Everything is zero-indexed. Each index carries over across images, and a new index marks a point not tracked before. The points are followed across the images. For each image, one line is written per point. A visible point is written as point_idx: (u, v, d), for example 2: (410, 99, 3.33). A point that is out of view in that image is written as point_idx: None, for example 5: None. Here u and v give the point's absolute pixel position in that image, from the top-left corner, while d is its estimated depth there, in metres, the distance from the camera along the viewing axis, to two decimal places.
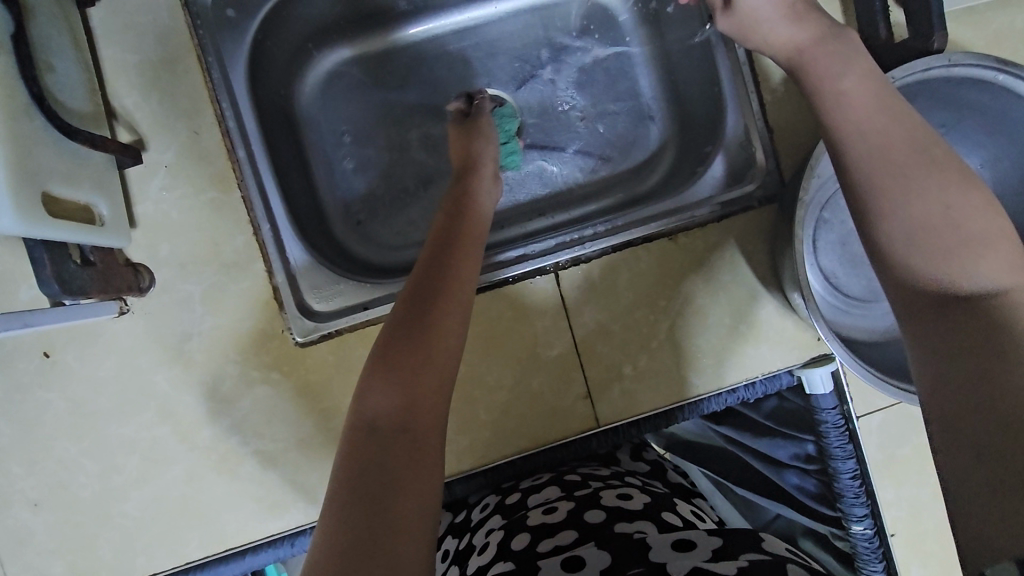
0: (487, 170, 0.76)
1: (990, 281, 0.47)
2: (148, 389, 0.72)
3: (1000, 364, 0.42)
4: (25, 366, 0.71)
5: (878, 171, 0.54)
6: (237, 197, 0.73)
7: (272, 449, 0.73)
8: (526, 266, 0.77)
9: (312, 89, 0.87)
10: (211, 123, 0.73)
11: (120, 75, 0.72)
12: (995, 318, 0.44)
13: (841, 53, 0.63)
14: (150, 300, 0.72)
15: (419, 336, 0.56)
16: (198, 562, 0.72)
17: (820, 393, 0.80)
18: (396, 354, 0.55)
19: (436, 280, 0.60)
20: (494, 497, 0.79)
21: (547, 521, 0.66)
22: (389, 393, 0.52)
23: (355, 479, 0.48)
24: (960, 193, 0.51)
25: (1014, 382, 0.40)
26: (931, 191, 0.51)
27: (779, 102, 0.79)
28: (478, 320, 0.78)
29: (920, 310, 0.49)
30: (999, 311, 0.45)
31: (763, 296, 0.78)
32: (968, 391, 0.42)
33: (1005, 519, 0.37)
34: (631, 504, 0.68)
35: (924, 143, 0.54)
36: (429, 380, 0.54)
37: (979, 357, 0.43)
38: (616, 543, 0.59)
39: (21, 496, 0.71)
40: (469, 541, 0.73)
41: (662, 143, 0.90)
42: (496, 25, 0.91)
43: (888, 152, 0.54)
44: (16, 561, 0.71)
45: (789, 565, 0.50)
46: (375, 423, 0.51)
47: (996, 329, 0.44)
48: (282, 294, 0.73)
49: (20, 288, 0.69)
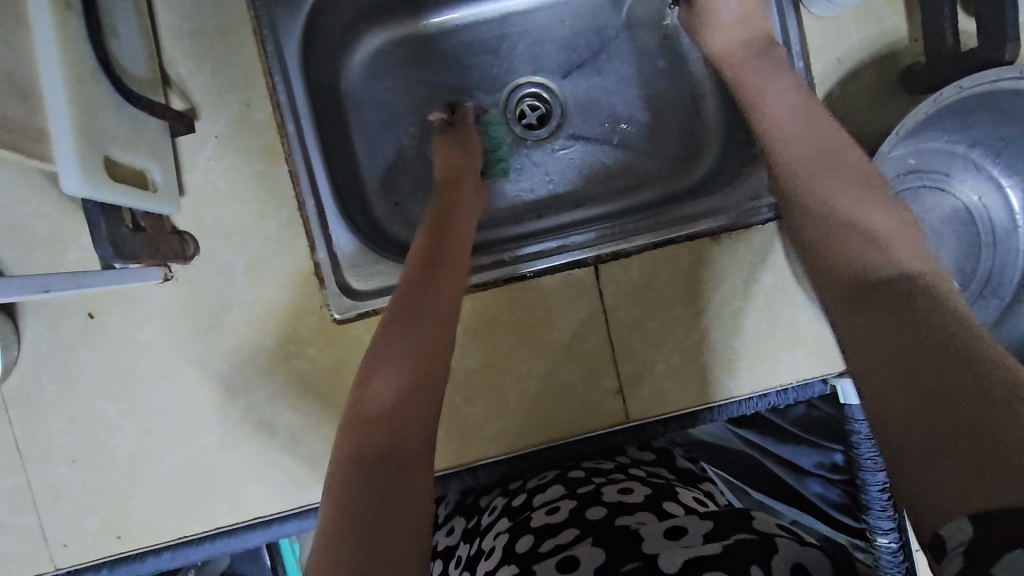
0: (467, 187, 0.77)
1: (901, 266, 0.51)
2: (188, 356, 0.73)
3: (924, 344, 0.44)
4: (70, 326, 0.72)
5: (803, 175, 0.62)
6: (284, 171, 0.73)
7: (304, 423, 0.74)
8: (540, 264, 0.77)
9: (359, 67, 0.86)
10: (262, 96, 0.73)
11: (176, 43, 0.72)
12: (915, 302, 0.47)
13: (774, 78, 0.69)
14: (195, 268, 0.73)
15: (401, 362, 0.58)
16: (226, 527, 0.74)
17: (854, 404, 0.78)
18: (379, 382, 0.57)
19: (414, 302, 0.62)
20: (501, 501, 0.79)
21: (551, 522, 0.67)
22: (374, 421, 0.55)
23: (344, 507, 0.50)
24: (866, 195, 0.58)
25: (935, 350, 0.44)
26: (837, 194, 0.59)
27: (833, 105, 0.78)
28: (496, 312, 0.78)
29: (845, 299, 0.53)
30: (916, 294, 0.48)
31: (803, 302, 0.77)
32: (900, 364, 0.45)
33: (953, 477, 0.39)
34: (632, 498, 0.68)
35: (835, 154, 0.61)
36: (413, 403, 0.56)
37: (909, 339, 0.45)
38: (614, 535, 0.60)
39: (60, 451, 0.72)
40: (479, 546, 0.72)
41: (707, 138, 0.87)
42: (545, 11, 0.89)
43: (805, 161, 0.62)
44: (51, 514, 0.72)
45: (777, 542, 0.50)
46: (360, 450, 0.53)
47: (922, 313, 0.46)
48: (324, 271, 0.73)
49: (69, 248, 0.71)
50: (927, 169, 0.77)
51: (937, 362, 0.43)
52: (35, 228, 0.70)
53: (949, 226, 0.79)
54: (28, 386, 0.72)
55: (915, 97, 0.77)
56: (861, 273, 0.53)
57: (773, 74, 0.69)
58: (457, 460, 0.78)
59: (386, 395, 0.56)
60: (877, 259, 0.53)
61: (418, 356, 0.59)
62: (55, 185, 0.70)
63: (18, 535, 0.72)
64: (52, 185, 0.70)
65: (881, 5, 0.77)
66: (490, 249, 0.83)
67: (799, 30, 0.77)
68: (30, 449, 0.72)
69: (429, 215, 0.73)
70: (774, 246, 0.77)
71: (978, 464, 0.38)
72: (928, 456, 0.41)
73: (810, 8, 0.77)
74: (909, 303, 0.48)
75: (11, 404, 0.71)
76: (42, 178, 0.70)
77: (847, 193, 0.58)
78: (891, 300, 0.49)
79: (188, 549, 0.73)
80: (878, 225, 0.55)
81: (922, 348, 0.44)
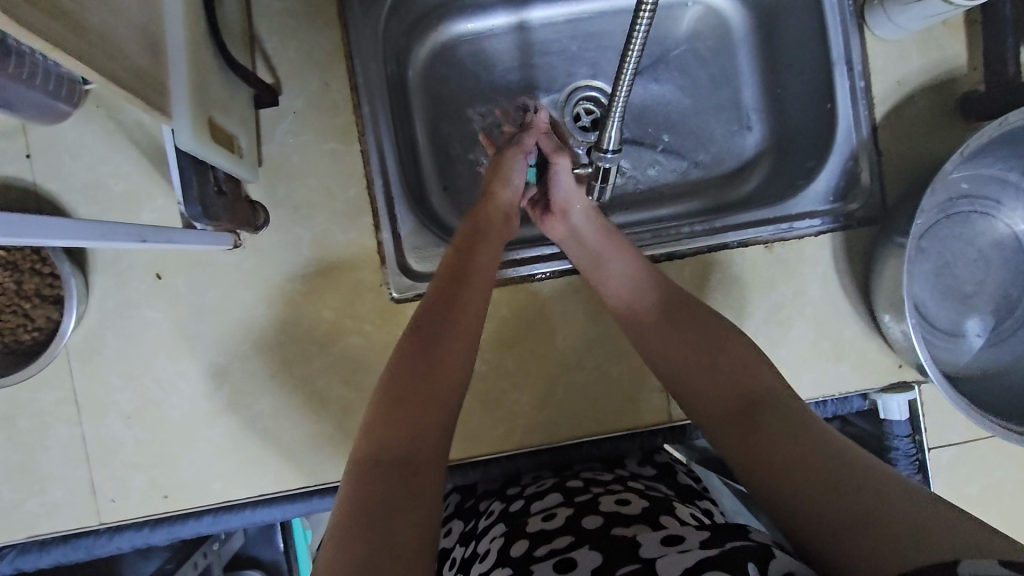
0: (504, 198, 0.76)
1: (774, 386, 0.61)
2: (248, 322, 0.75)
3: (826, 460, 0.52)
4: (138, 285, 0.74)
5: (679, 352, 0.66)
6: (356, 151, 0.76)
7: (354, 397, 0.75)
8: (567, 261, 0.79)
9: (423, 60, 0.87)
10: (341, 77, 0.76)
11: (265, 21, 0.76)
12: (767, 421, 0.57)
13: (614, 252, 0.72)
14: (263, 238, 0.75)
15: (422, 373, 0.60)
16: (271, 495, 0.75)
17: (895, 420, 0.78)
18: (400, 390, 0.59)
19: (438, 320, 0.64)
20: (498, 505, 0.73)
21: (547, 527, 0.62)
22: (392, 427, 0.56)
23: (355, 506, 0.51)
24: (724, 336, 0.65)
25: (852, 472, 0.50)
26: (708, 352, 0.64)
27: (891, 126, 0.80)
28: (536, 305, 0.79)
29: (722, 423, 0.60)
30: (776, 415, 0.57)
31: (850, 316, 0.78)
32: (818, 484, 0.51)
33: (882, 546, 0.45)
34: (630, 508, 0.63)
35: (681, 300, 0.69)
36: (428, 416, 0.58)
37: (820, 458, 0.52)
38: (615, 541, 0.56)
39: (116, 407, 0.74)
40: (474, 549, 0.67)
41: (758, 153, 0.89)
42: (609, 18, 0.89)
43: (682, 325, 0.67)
44: (102, 469, 0.73)
45: (774, 549, 0.50)
46: (378, 453, 0.55)
47: (797, 431, 0.55)
48: (387, 250, 0.75)
49: (144, 208, 0.73)
50: (979, 195, 0.79)
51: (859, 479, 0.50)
52: (114, 187, 0.73)
53: (997, 252, 0.79)
54: (92, 339, 0.73)
55: (972, 125, 0.79)
56: (730, 405, 0.60)
57: (609, 244, 0.73)
58: (501, 445, 0.79)
59: (405, 404, 0.58)
60: (732, 386, 0.61)
61: (436, 368, 0.60)
62: (137, 147, 0.73)
63: (67, 487, 0.73)
64: (134, 147, 0.73)
65: (942, 32, 0.80)
66: (527, 243, 0.83)
67: (862, 51, 0.80)
68: (87, 402, 0.73)
69: (461, 231, 0.73)
70: (826, 257, 0.79)
71: (897, 541, 0.44)
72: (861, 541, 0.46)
73: (875, 30, 0.79)
74: (759, 416, 0.58)
75: (74, 356, 0.73)
76: (125, 139, 0.73)
77: (716, 342, 0.65)
78: (775, 422, 0.57)
79: (229, 514, 0.75)
80: (731, 358, 0.63)
81: (841, 471, 0.51)
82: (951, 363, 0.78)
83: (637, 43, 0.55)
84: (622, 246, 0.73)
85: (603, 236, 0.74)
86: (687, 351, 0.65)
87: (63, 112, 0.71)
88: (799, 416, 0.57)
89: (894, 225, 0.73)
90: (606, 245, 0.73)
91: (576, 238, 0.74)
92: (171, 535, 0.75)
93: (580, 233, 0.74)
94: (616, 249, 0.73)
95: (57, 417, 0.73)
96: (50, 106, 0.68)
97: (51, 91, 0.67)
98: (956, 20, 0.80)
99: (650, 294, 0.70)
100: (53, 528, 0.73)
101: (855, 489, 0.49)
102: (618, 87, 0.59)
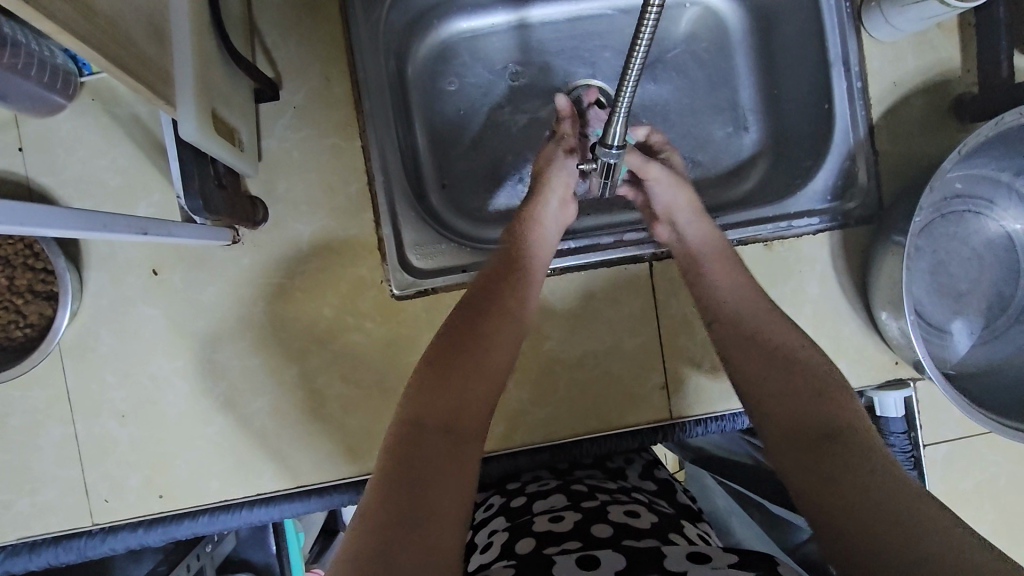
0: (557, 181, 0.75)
1: (822, 386, 0.60)
2: (247, 318, 0.74)
3: (853, 455, 0.54)
4: (133, 281, 0.73)
5: (758, 343, 0.66)
6: (357, 146, 0.75)
7: (355, 394, 0.74)
8: (569, 258, 0.79)
9: (424, 56, 0.86)
10: (342, 72, 0.75)
11: (265, 14, 0.75)
12: (809, 419, 0.58)
13: (716, 258, 0.72)
14: (262, 234, 0.74)
15: (476, 347, 0.62)
16: (268, 494, 0.73)
17: (890, 417, 0.79)
18: (444, 362, 0.60)
19: (488, 298, 0.66)
20: (499, 498, 0.75)
21: (554, 529, 0.62)
22: (434, 397, 0.58)
23: (392, 475, 0.52)
24: (787, 341, 0.65)
25: (882, 473, 0.52)
26: (783, 350, 0.64)
27: (887, 126, 0.81)
28: (543, 308, 0.79)
29: (779, 415, 0.60)
30: (819, 416, 0.58)
31: (847, 313, 0.79)
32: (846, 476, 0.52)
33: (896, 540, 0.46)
34: (640, 521, 0.63)
35: (765, 307, 0.68)
36: (475, 392, 0.59)
37: (849, 453, 0.54)
38: (632, 550, 0.56)
39: (110, 405, 0.72)
40: (472, 539, 0.70)
41: (755, 152, 0.90)
42: (608, 18, 0.88)
43: (770, 325, 0.67)
44: (95, 468, 0.72)
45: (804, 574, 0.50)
46: (419, 426, 0.56)
47: (832, 431, 0.56)
48: (387, 246, 0.74)
49: (140, 203, 0.72)
50: (973, 195, 0.80)
51: (884, 480, 0.51)
52: (109, 181, 0.71)
53: (990, 251, 0.80)
54: (85, 336, 0.72)
55: (965, 126, 0.81)
56: (783, 400, 0.60)
57: (716, 252, 0.73)
58: (501, 443, 0.78)
59: (455, 375, 0.59)
60: (790, 386, 0.61)
61: (487, 355, 0.62)
62: (132, 141, 0.71)
63: (59, 487, 0.72)
64: (130, 141, 0.71)
65: (936, 35, 0.81)
66: None
67: (859, 52, 0.81)
68: (80, 400, 0.72)
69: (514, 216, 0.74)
70: (824, 255, 0.80)
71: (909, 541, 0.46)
72: (875, 533, 0.47)
73: (872, 32, 0.80)
74: (803, 414, 0.59)
75: (67, 353, 0.72)
76: (120, 133, 0.71)
77: (774, 343, 0.65)
78: (816, 423, 0.57)
79: (226, 514, 0.73)
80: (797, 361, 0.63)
81: (869, 468, 0.52)
82: (946, 360, 0.79)
83: (640, 47, 0.55)
84: (722, 253, 0.73)
85: (709, 237, 0.73)
86: (771, 346, 0.65)
87: (57, 105, 0.69)
88: (835, 419, 0.57)
89: (891, 225, 0.73)
90: (707, 250, 0.73)
91: (676, 237, 0.75)
92: (166, 536, 0.73)
93: (686, 237, 0.74)
94: (716, 255, 0.72)
95: (48, 416, 0.72)
96: (44, 97, 0.67)
97: (45, 82, 0.66)
98: (950, 23, 0.81)
99: (756, 304, 0.69)
100: (44, 529, 0.71)
101: (878, 489, 0.50)
102: (622, 88, 0.59)
